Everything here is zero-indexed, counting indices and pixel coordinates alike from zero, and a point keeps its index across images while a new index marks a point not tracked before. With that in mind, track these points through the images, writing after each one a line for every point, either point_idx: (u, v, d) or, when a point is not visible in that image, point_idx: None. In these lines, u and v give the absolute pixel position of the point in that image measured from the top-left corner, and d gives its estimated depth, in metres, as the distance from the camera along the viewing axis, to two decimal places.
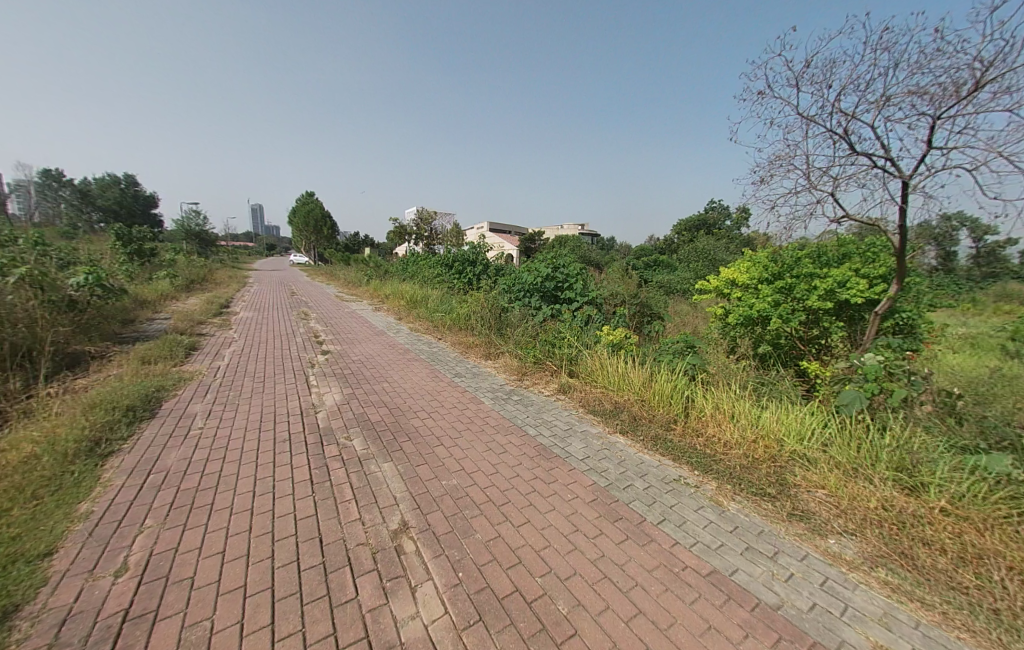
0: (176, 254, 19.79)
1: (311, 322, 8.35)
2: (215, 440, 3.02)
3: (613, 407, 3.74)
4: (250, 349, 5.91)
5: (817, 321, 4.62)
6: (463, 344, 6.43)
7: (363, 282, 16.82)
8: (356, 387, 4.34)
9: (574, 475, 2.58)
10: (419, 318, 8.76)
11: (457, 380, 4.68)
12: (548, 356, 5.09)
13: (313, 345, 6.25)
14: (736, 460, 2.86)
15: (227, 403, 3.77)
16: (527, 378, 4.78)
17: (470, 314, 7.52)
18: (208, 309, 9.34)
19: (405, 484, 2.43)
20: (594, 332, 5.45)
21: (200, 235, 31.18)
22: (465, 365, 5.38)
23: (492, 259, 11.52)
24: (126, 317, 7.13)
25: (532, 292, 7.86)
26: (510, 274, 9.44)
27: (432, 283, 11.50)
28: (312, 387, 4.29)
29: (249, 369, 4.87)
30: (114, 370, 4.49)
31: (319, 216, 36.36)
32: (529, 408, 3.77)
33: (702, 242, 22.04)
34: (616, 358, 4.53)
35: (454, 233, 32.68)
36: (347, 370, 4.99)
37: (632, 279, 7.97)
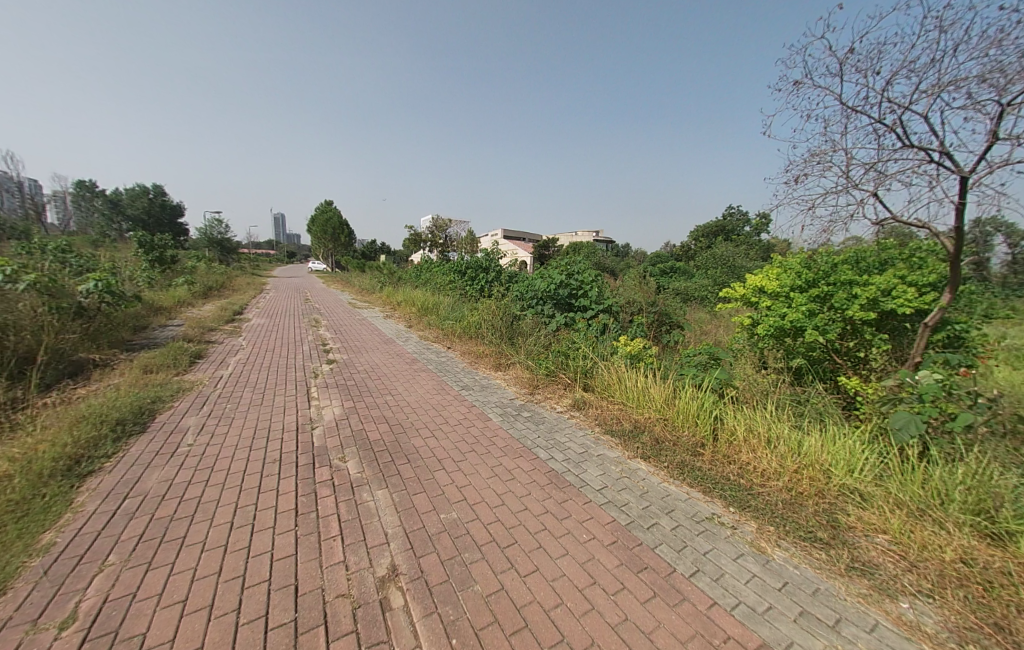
0: (196, 261, 20.27)
1: (321, 329, 8.26)
2: (202, 459, 2.82)
3: (632, 427, 3.40)
4: (255, 357, 5.78)
5: (858, 333, 4.18)
6: (473, 354, 6.18)
7: (376, 288, 16.86)
8: (357, 400, 4.12)
9: (589, 510, 2.26)
10: (429, 326, 8.58)
11: (464, 394, 4.41)
12: (561, 368, 4.78)
13: (319, 353, 6.11)
14: (778, 495, 2.48)
15: (222, 416, 3.59)
16: (539, 391, 4.48)
17: (481, 323, 7.29)
18: (222, 316, 9.39)
19: (399, 517, 2.16)
20: (610, 342, 5.14)
21: (222, 244, 32.20)
22: (473, 376, 5.12)
23: (505, 265, 11.31)
24: (138, 323, 7.17)
25: (544, 300, 7.59)
26: (522, 281, 9.20)
27: (444, 289, 11.36)
28: (312, 399, 4.08)
29: (251, 379, 4.71)
30: (114, 379, 4.40)
31: (337, 223, 37.02)
32: (541, 427, 3.46)
33: (721, 249, 21.36)
34: (635, 371, 4.18)
35: (467, 240, 32.82)
36: (350, 381, 4.78)
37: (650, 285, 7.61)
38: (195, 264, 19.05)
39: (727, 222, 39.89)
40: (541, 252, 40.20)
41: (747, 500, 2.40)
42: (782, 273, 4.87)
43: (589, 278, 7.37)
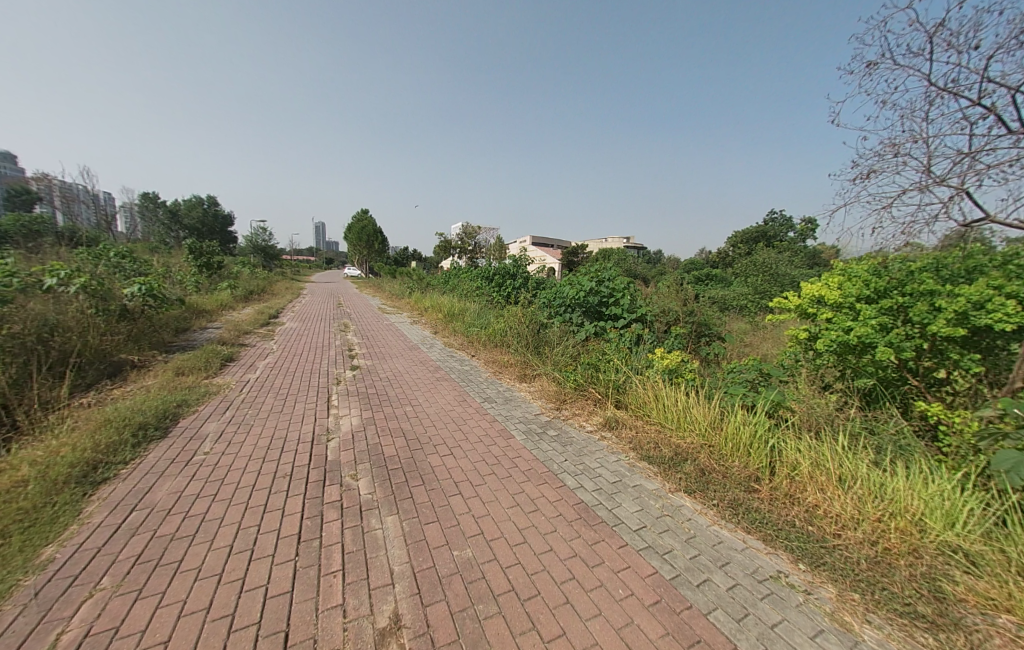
0: (241, 266, 21.44)
1: (349, 334, 8.32)
2: (214, 469, 2.73)
3: (672, 453, 3.02)
4: (283, 362, 5.82)
5: (942, 352, 3.57)
6: (497, 363, 5.94)
7: (406, 294, 17.09)
8: (377, 409, 3.96)
9: (626, 557, 1.92)
10: (454, 333, 8.45)
11: (487, 406, 4.16)
12: (591, 382, 4.44)
13: (344, 358, 6.07)
14: (859, 549, 2.04)
15: (242, 422, 3.54)
16: (566, 407, 4.16)
17: (506, 330, 7.05)
18: (258, 319, 9.72)
19: (407, 553, 1.92)
20: (644, 354, 4.76)
21: (265, 250, 34.13)
22: (497, 388, 4.86)
23: (533, 271, 11.07)
24: (179, 326, 7.49)
25: (573, 308, 7.29)
26: (551, 287, 8.92)
27: (471, 295, 11.25)
28: (331, 407, 3.96)
29: (276, 384, 4.69)
30: (148, 380, 4.51)
31: (371, 231, 38.24)
32: (569, 448, 3.15)
33: (763, 255, 20.10)
34: (674, 388, 3.79)
35: (496, 247, 32.97)
36: (371, 388, 4.66)
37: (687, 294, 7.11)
38: (239, 270, 20.14)
39: (768, 227, 37.79)
40: (570, 258, 39.64)
41: (820, 556, 1.99)
42: (845, 280, 4.31)
43: (620, 285, 6.98)
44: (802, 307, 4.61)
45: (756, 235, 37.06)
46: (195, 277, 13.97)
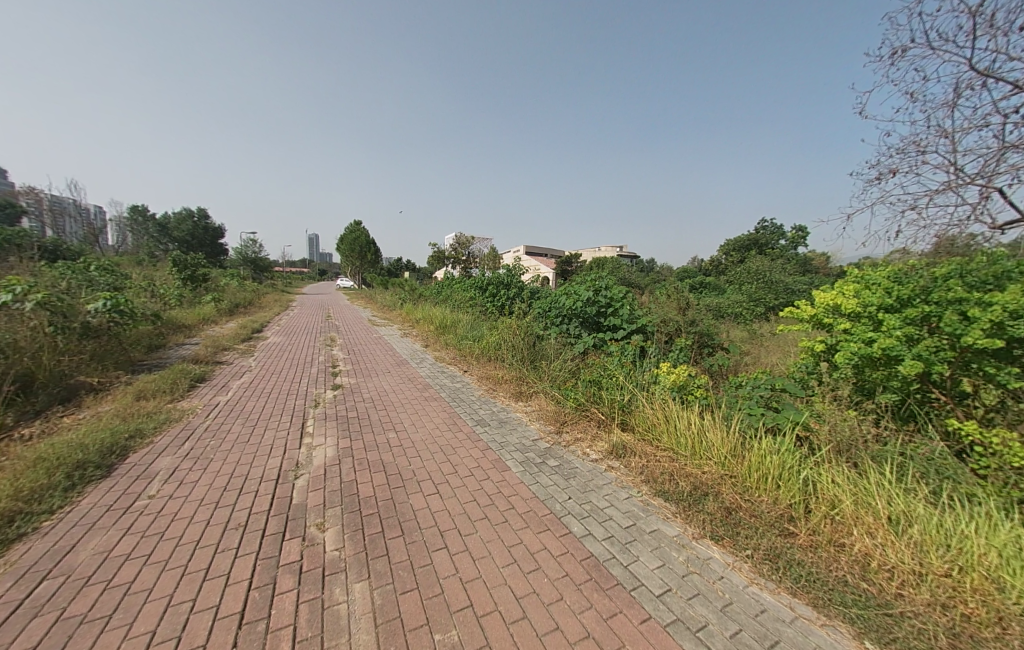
0: (229, 278, 20.93)
1: (335, 349, 7.91)
2: (155, 519, 2.30)
3: (690, 489, 2.65)
4: (259, 382, 5.37)
5: (975, 364, 3.24)
6: (491, 380, 5.54)
7: (397, 306, 16.71)
8: (356, 436, 3.56)
9: (649, 637, 1.56)
10: (446, 346, 8.06)
11: (479, 431, 3.75)
12: (593, 402, 4.06)
13: (327, 376, 5.66)
14: (932, 620, 1.70)
15: (201, 456, 3.12)
16: (567, 430, 3.76)
17: (501, 343, 6.68)
18: (240, 334, 9.26)
19: (376, 639, 1.54)
20: (650, 369, 4.40)
21: (255, 262, 33.64)
22: (491, 408, 4.46)
23: (528, 281, 10.77)
24: (152, 343, 7.03)
25: (571, 318, 7.01)
26: (546, 297, 8.60)
27: (464, 306, 10.91)
28: (304, 436, 3.53)
29: (246, 409, 4.24)
30: (104, 406, 4.05)
31: (364, 242, 37.86)
32: (572, 482, 2.75)
33: (756, 262, 20.06)
34: (686, 409, 3.43)
35: (491, 256, 32.78)
36: (353, 411, 4.26)
37: (691, 301, 7.04)
38: (226, 282, 19.63)
39: (759, 235, 38.11)
40: (564, 267, 39.51)
41: (889, 633, 1.64)
42: (863, 289, 4.03)
43: (619, 294, 6.67)
44: (817, 317, 4.29)
45: (748, 243, 37.26)
46: (177, 290, 13.46)
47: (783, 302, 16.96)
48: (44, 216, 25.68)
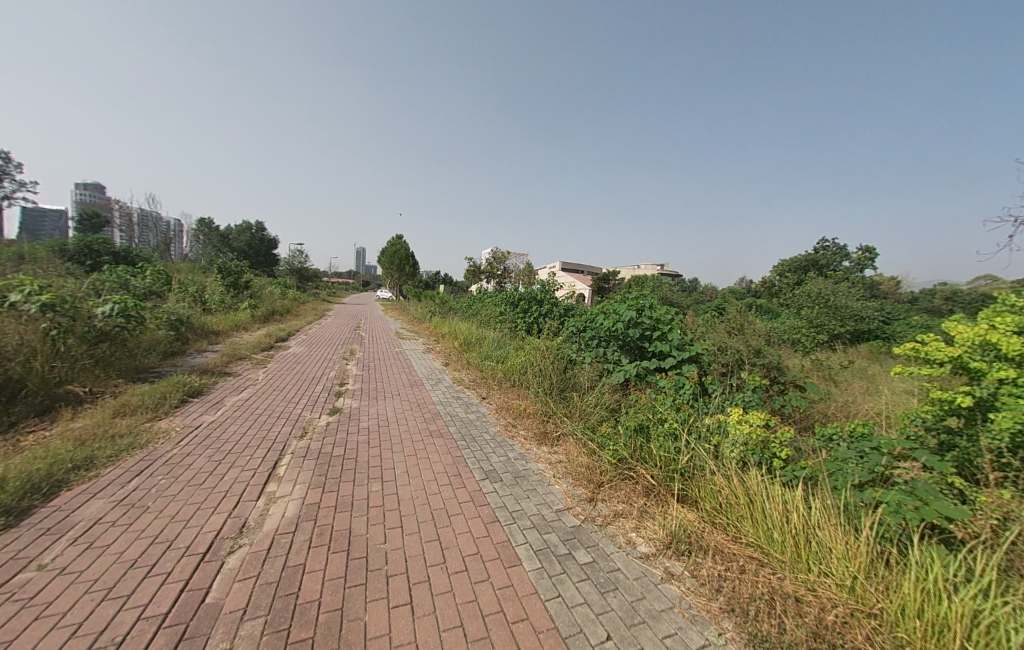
0: (272, 287, 21.77)
1: (351, 363, 7.40)
2: (18, 614, 1.67)
3: (804, 648, 1.65)
4: (257, 399, 4.85)
5: None
6: (511, 412, 4.68)
7: (426, 319, 16.41)
8: (332, 483, 2.82)
9: None
10: (466, 367, 7.32)
11: (486, 486, 2.88)
12: (637, 458, 3.07)
13: (330, 395, 5.07)
14: None
15: (137, 501, 2.51)
16: (601, 495, 2.79)
17: (527, 368, 5.84)
18: (262, 342, 9.07)
19: None
20: (715, 416, 3.37)
21: (301, 273, 35.32)
22: (506, 450, 3.59)
23: (561, 297, 9.95)
24: (169, 349, 6.84)
25: (609, 341, 6.08)
26: (581, 315, 7.73)
27: (493, 322, 10.23)
28: (270, 479, 2.83)
29: (224, 435, 3.66)
30: (75, 423, 3.63)
31: (403, 254, 38.64)
32: (612, 604, 1.83)
33: (818, 285, 18.03)
34: (776, 487, 2.39)
35: (525, 272, 32.39)
36: (342, 443, 3.57)
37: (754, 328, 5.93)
38: (268, 289, 20.28)
39: (817, 255, 35.14)
40: (600, 284, 38.28)
41: None
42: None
43: (667, 316, 5.67)
44: (959, 360, 3.02)
45: (805, 263, 34.22)
46: (216, 297, 13.79)
47: (850, 329, 14.93)
48: (127, 227, 28.51)
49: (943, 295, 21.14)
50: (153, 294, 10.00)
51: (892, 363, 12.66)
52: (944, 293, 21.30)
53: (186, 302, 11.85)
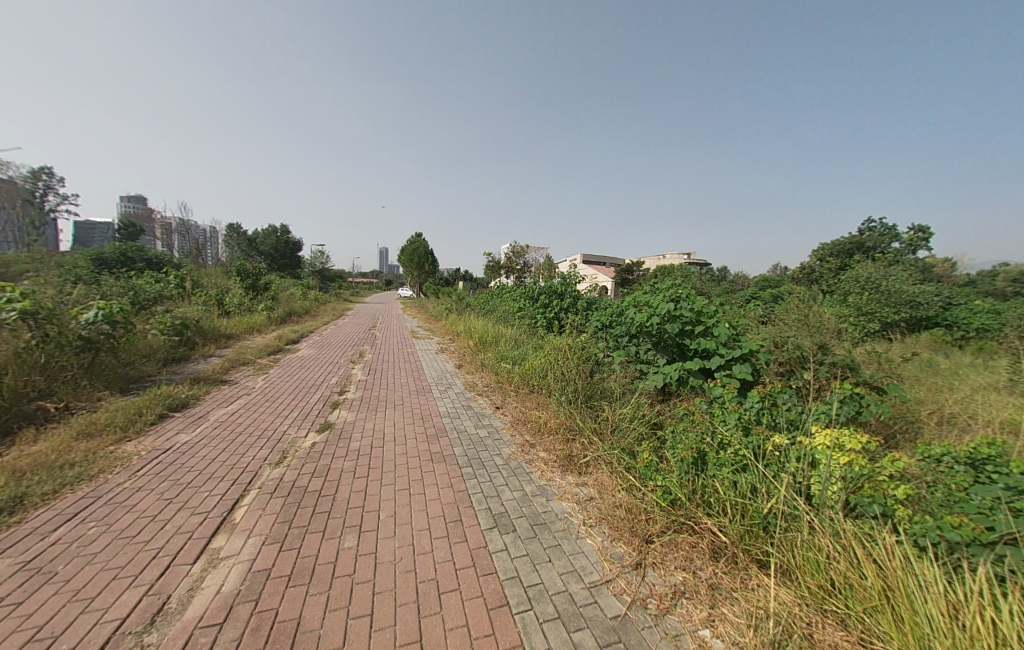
0: (294, 288, 21.97)
1: (358, 366, 6.90)
2: None
3: None
4: (245, 411, 4.35)
5: None
6: (529, 425, 3.96)
7: (443, 316, 15.96)
8: (295, 534, 2.20)
9: None
10: (481, 369, 6.64)
11: (492, 537, 2.18)
12: (697, 502, 2.26)
13: (326, 406, 4.50)
14: None
15: (44, 565, 1.98)
16: (651, 558, 2.03)
17: (548, 371, 5.10)
18: (272, 345, 8.72)
19: None
20: (799, 440, 2.52)
21: (324, 274, 35.94)
22: (521, 480, 2.86)
23: (584, 289, 9.13)
24: (171, 356, 6.51)
25: (641, 337, 5.26)
26: (607, 308, 6.90)
27: (510, 318, 9.54)
28: (220, 529, 2.24)
29: (191, 461, 3.12)
30: (31, 448, 3.18)
31: (422, 252, 38.56)
32: None
33: (868, 268, 16.29)
34: (929, 565, 1.56)
35: (544, 265, 31.54)
36: (324, 470, 2.95)
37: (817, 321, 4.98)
38: (288, 291, 20.36)
39: (861, 238, 32.42)
40: (623, 275, 36.89)
41: None
42: None
43: (713, 309, 4.79)
44: None
45: (848, 246, 31.66)
46: (234, 299, 13.75)
47: (908, 316, 13.37)
48: (166, 236, 29.95)
49: (1013, 274, 18.94)
50: (164, 300, 9.81)
51: (962, 353, 11.20)
52: (1014, 272, 19.10)
53: (201, 305, 11.73)
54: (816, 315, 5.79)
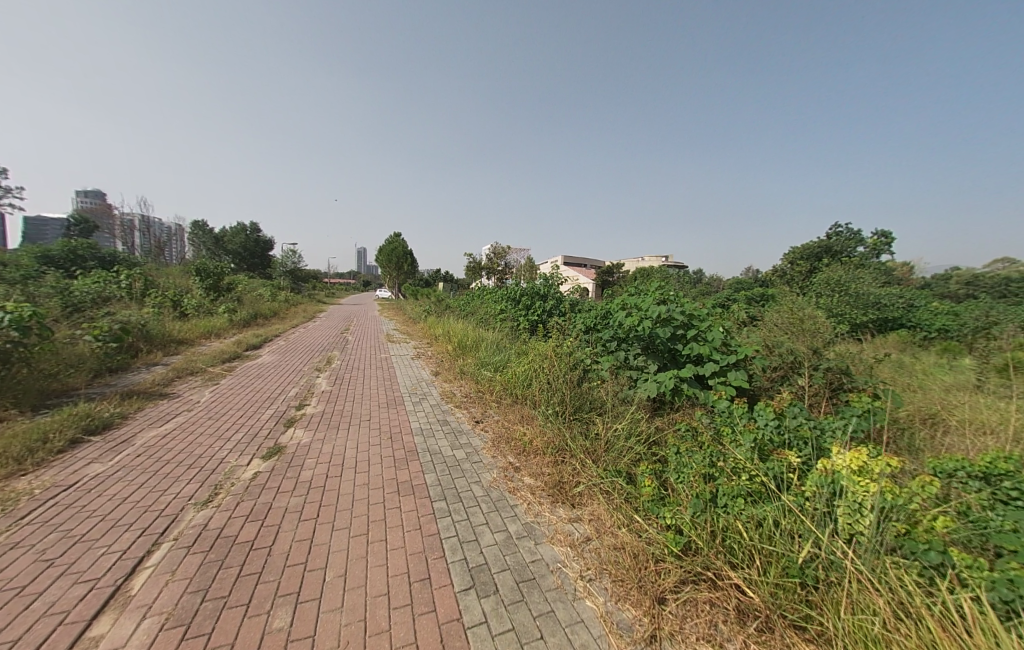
0: (262, 289, 20.81)
1: (325, 375, 6.29)
2: None
3: None
4: (180, 432, 3.71)
5: None
6: (512, 444, 3.51)
7: (422, 318, 15.37)
8: (207, 611, 1.69)
9: None
10: (459, 377, 6.14)
11: (468, 601, 1.75)
12: (715, 547, 1.92)
13: (279, 424, 3.92)
14: None
15: None
16: (668, 627, 1.68)
17: (532, 380, 4.68)
18: (230, 350, 7.94)
19: None
20: (825, 463, 2.18)
21: (297, 274, 34.55)
22: (504, 516, 2.42)
23: (568, 291, 8.79)
24: (105, 364, 5.70)
25: (631, 342, 4.92)
26: (594, 311, 6.57)
27: (492, 320, 9.11)
28: (103, 610, 1.69)
29: (92, 502, 2.51)
30: None
31: (400, 251, 37.53)
32: None
33: (839, 271, 16.78)
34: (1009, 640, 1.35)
35: (526, 267, 31.29)
36: (263, 510, 2.42)
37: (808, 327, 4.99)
38: (254, 291, 19.18)
39: (828, 242, 33.76)
40: (603, 276, 37.13)
41: None
42: None
43: (706, 313, 4.56)
44: None
45: (816, 250, 32.88)
46: (194, 300, 12.72)
47: (877, 318, 13.77)
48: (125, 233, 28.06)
49: (965, 277, 20.06)
50: (104, 301, 8.79)
51: (928, 352, 11.59)
52: (965, 276, 20.26)
53: (151, 308, 10.67)
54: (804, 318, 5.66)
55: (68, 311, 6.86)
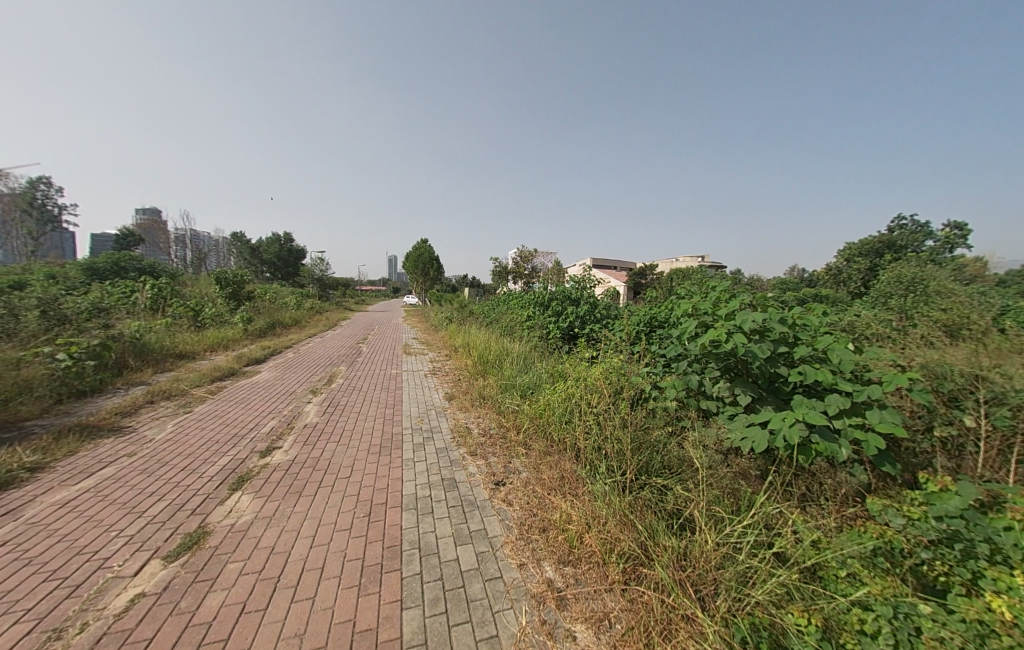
0: (287, 296, 20.62)
1: (316, 399, 5.24)
2: None
3: None
4: (91, 495, 2.71)
5: None
6: (549, 536, 2.24)
7: (443, 325, 14.44)
8: None
9: None
10: (478, 405, 4.93)
11: None
12: None
13: (224, 484, 2.84)
14: None
15: None
16: None
17: (573, 417, 3.40)
18: (228, 366, 7.15)
19: None
20: None
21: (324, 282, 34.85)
22: None
23: (607, 293, 7.44)
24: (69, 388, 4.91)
25: (706, 363, 3.50)
26: (643, 317, 5.19)
27: (517, 329, 7.90)
28: None
29: None
30: None
31: (425, 256, 37.22)
32: None
33: (916, 265, 14.44)
34: None
35: (552, 270, 30.05)
36: None
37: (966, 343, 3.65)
38: (279, 300, 18.97)
39: (890, 236, 30.36)
40: (633, 277, 35.43)
41: None
42: None
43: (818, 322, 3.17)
44: None
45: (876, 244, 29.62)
46: (211, 310, 12.29)
47: None
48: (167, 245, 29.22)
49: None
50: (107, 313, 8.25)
51: None
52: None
53: (162, 319, 10.19)
54: (940, 328, 4.13)
55: (52, 326, 6.21)
